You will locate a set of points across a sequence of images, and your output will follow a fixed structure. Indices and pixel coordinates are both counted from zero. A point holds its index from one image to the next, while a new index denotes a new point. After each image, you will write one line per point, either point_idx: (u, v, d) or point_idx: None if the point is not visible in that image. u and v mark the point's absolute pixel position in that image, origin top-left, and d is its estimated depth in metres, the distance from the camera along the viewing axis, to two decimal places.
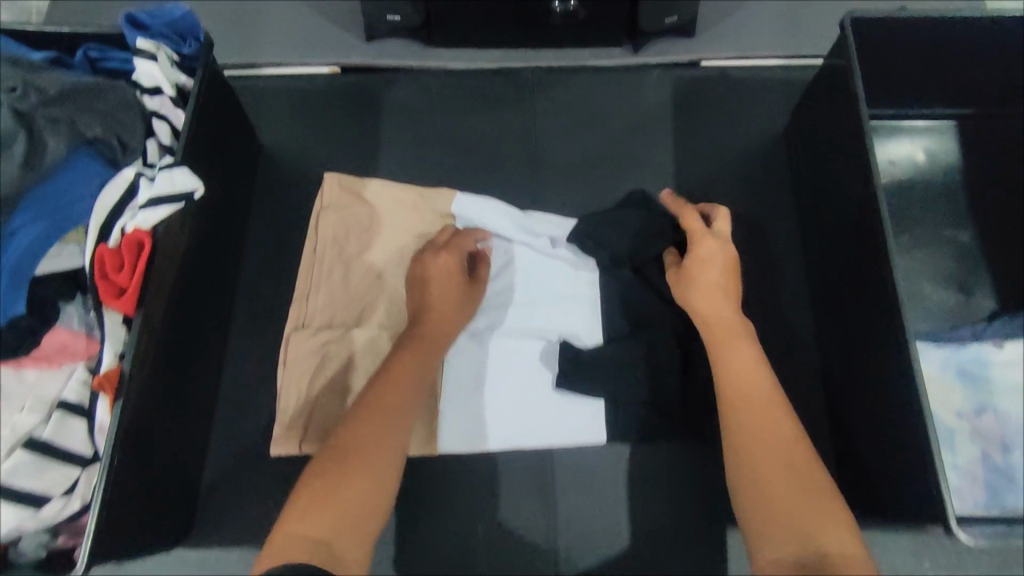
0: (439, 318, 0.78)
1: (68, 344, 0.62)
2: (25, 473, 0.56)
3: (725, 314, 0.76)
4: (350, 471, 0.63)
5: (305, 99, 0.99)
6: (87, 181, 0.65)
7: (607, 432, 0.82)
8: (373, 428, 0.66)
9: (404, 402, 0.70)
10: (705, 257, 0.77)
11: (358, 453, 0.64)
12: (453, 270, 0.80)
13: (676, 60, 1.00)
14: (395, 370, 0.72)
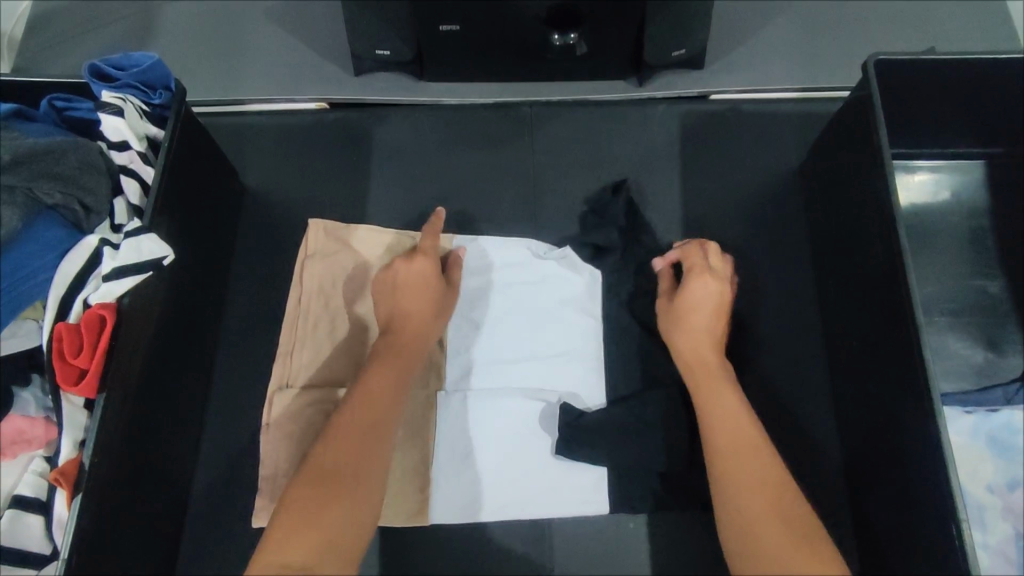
0: (412, 323, 0.73)
1: (23, 430, 0.58)
2: None
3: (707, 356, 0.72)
4: (327, 493, 0.58)
5: (291, 138, 0.94)
6: (46, 251, 0.60)
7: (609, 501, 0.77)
8: (344, 444, 0.61)
9: (383, 413, 0.65)
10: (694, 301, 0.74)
11: (334, 474, 0.59)
12: (428, 276, 0.75)
13: (683, 94, 0.95)
14: (366, 383, 0.67)
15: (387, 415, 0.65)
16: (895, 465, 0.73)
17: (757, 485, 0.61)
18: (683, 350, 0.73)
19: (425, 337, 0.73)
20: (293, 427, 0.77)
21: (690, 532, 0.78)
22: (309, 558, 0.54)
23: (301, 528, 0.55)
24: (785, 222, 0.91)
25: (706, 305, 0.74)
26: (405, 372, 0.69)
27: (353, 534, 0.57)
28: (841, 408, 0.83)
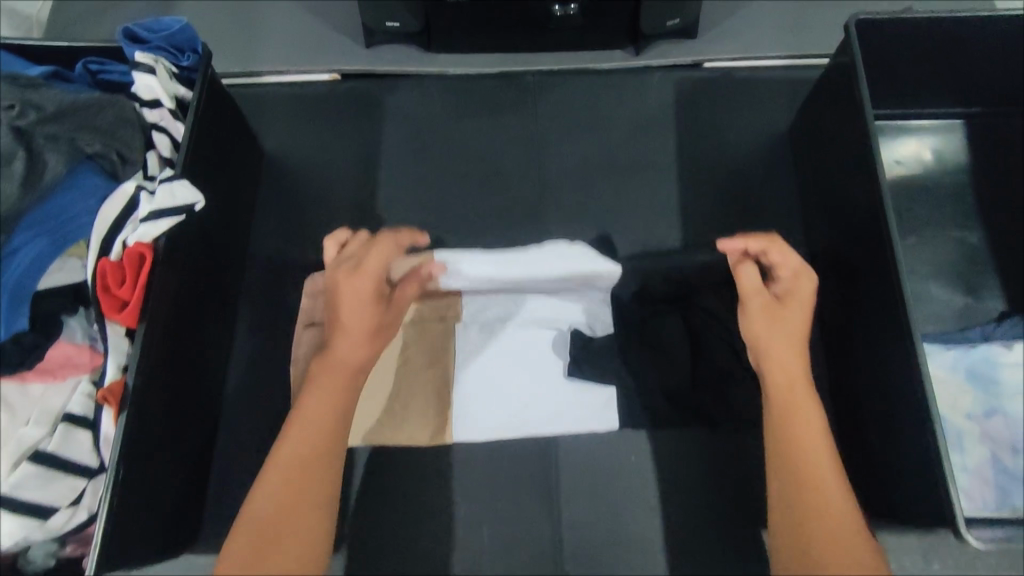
0: (347, 345, 0.68)
1: (72, 357, 0.62)
2: (33, 484, 0.56)
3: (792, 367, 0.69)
4: (269, 546, 0.60)
5: (305, 107, 0.98)
6: (88, 196, 0.64)
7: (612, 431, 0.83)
8: (278, 497, 0.62)
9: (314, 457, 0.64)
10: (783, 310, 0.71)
11: (266, 530, 0.61)
12: (367, 294, 0.68)
13: (678, 62, 1.00)
14: (298, 420, 0.65)
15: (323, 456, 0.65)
16: (877, 400, 0.77)
17: (822, 517, 0.62)
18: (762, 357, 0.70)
19: (363, 362, 0.68)
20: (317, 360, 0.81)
21: (689, 467, 0.82)
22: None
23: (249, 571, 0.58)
24: (776, 181, 0.95)
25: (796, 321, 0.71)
26: (338, 404, 0.67)
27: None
28: (830, 354, 0.88)
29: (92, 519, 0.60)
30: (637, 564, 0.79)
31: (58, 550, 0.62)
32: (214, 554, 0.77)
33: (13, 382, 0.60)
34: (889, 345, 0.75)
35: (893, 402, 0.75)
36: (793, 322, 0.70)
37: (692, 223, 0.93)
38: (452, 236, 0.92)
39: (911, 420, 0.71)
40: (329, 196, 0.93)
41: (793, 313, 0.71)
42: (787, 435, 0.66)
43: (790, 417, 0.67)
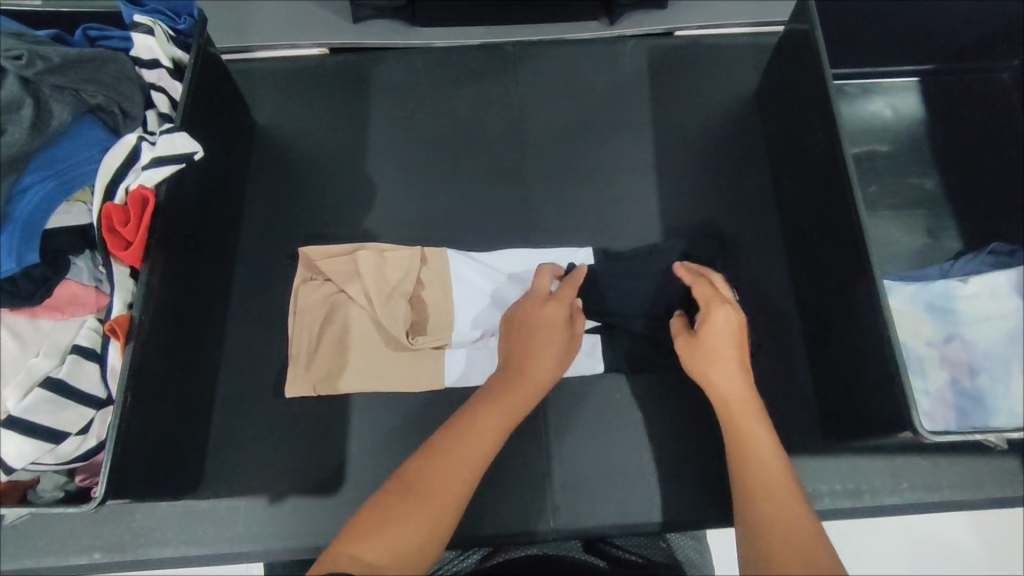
0: (541, 364, 0.75)
1: (79, 296, 0.65)
2: (44, 410, 0.59)
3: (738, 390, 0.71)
4: (413, 505, 0.61)
5: (295, 80, 1.02)
6: (91, 145, 0.68)
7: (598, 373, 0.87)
8: (438, 464, 0.65)
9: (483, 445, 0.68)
10: (720, 329, 0.73)
11: (421, 490, 0.63)
12: (560, 323, 0.77)
13: (651, 30, 1.05)
14: (496, 406, 0.71)
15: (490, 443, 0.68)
16: (841, 329, 0.80)
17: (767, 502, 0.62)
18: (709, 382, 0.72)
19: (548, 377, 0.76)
20: (320, 306, 0.85)
21: (671, 404, 0.86)
22: (381, 559, 0.57)
23: (384, 527, 0.59)
24: (748, 140, 1.00)
25: (728, 337, 0.72)
26: (517, 403, 0.72)
27: (424, 548, 0.59)
28: (801, 296, 0.90)
29: (101, 445, 0.63)
30: (625, 496, 0.83)
31: (65, 483, 0.64)
32: (215, 498, 0.79)
33: (22, 316, 0.63)
34: (847, 275, 0.78)
35: (854, 328, 0.77)
36: (718, 353, 0.72)
37: (669, 179, 0.97)
38: (442, 196, 0.95)
39: (864, 343, 0.75)
40: (320, 161, 0.96)
41: (706, 346, 0.73)
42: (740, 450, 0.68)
43: (740, 438, 0.68)
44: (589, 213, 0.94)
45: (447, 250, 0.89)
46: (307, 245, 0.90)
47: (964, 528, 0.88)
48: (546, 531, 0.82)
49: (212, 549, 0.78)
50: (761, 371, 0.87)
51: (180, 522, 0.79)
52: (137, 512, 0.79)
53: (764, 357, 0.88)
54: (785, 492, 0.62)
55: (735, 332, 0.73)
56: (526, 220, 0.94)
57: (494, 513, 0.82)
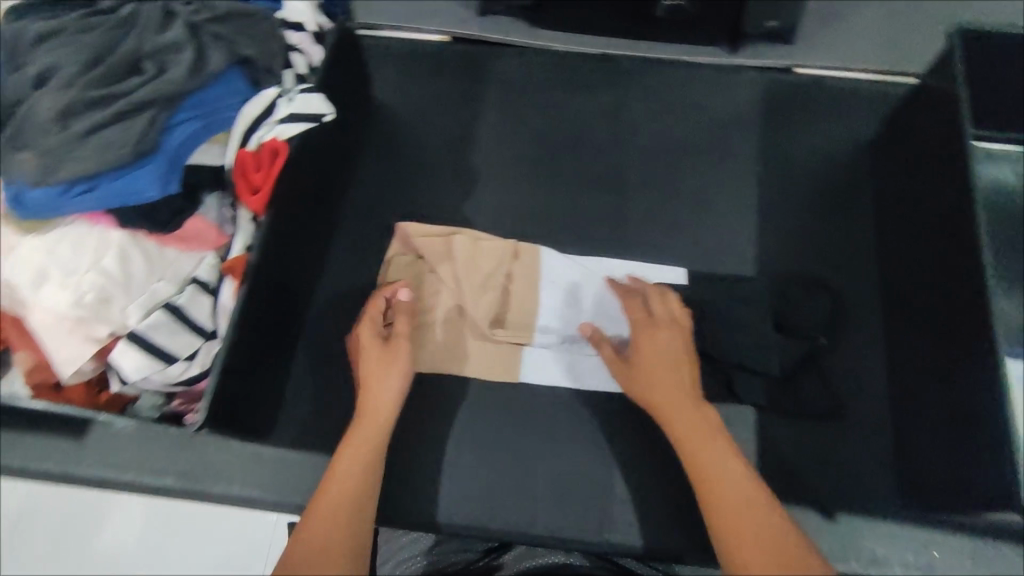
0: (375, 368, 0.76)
1: (202, 232, 0.67)
2: (162, 331, 0.62)
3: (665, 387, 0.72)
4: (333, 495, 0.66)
5: (414, 62, 1.04)
6: (235, 94, 0.71)
7: None
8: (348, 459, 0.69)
9: (360, 477, 0.68)
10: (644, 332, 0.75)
11: (316, 539, 0.61)
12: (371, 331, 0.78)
13: (772, 65, 1.03)
14: (350, 444, 0.71)
15: (366, 470, 0.69)
16: (958, 396, 0.77)
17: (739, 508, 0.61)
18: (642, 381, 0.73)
19: (387, 412, 0.74)
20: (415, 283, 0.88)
21: (743, 438, 0.84)
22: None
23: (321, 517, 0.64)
24: (861, 185, 0.96)
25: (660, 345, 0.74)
26: (376, 427, 0.72)
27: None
28: (896, 352, 0.86)
29: (204, 374, 0.66)
30: (684, 524, 0.81)
31: (163, 404, 0.68)
32: (284, 448, 0.82)
33: (154, 242, 0.65)
34: (972, 339, 0.76)
35: (981, 399, 0.73)
36: (643, 352, 0.74)
37: (771, 215, 0.95)
38: (540, 195, 0.96)
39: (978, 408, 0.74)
40: (427, 143, 0.99)
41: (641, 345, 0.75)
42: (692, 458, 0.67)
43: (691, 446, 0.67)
44: (684, 236, 0.94)
45: (541, 247, 0.90)
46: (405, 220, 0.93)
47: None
48: (598, 542, 0.80)
49: (273, 495, 0.80)
50: (843, 423, 0.84)
51: (247, 464, 0.81)
52: (209, 448, 0.81)
53: (849, 409, 0.84)
54: (754, 501, 0.62)
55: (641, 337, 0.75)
56: (619, 232, 0.94)
57: (548, 515, 0.81)
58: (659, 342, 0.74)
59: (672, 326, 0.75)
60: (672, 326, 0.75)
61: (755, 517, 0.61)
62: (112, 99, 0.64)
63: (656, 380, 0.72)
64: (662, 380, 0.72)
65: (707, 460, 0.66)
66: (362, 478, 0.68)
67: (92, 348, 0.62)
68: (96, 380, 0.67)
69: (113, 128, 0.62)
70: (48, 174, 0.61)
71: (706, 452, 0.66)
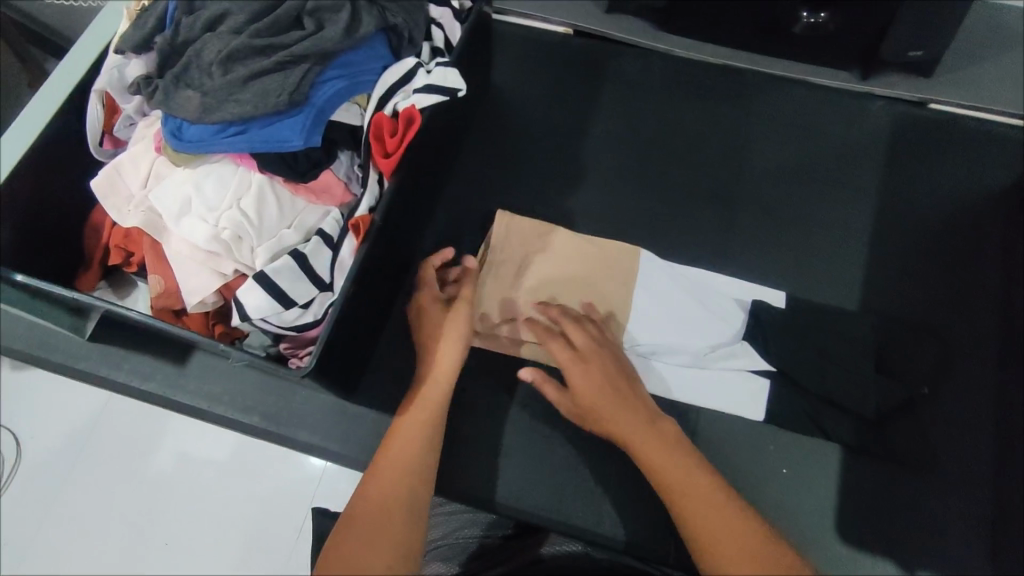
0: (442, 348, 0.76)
1: (331, 186, 0.69)
2: (286, 276, 0.64)
3: (617, 407, 0.73)
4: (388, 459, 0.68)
5: (535, 51, 1.05)
6: (379, 60, 0.73)
7: (759, 415, 0.83)
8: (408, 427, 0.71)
9: (421, 440, 0.70)
10: (583, 349, 0.77)
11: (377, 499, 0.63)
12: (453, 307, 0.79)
13: (905, 97, 0.98)
14: (412, 412, 0.72)
15: (425, 436, 0.71)
16: None
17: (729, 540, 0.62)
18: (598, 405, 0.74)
19: (451, 384, 0.75)
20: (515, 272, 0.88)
21: (824, 476, 0.81)
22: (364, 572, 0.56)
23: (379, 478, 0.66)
24: (986, 234, 0.91)
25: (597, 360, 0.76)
26: (436, 394, 0.74)
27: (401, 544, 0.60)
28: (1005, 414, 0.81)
29: (316, 322, 0.68)
30: None
31: (269, 345, 0.70)
32: (366, 407, 0.84)
33: (287, 190, 0.68)
34: None
35: None
36: (584, 369, 0.76)
37: (884, 252, 0.91)
38: (644, 198, 0.95)
39: None
40: (538, 131, 1.00)
41: (579, 363, 0.76)
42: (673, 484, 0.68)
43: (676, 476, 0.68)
44: (787, 260, 0.91)
45: (640, 250, 0.89)
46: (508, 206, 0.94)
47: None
48: (661, 554, 0.79)
49: (351, 452, 0.83)
50: (935, 478, 0.80)
51: (329, 415, 0.84)
52: (295, 395, 0.84)
53: (943, 464, 0.80)
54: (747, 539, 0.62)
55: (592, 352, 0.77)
56: (720, 246, 0.92)
57: (613, 517, 0.80)
58: (598, 358, 0.77)
59: (603, 351, 0.78)
60: (597, 354, 0.77)
61: (721, 525, 0.63)
62: (274, 49, 0.67)
63: (609, 415, 0.73)
64: (619, 415, 0.73)
65: (673, 470, 0.68)
66: (425, 441, 0.70)
67: (219, 283, 0.66)
68: (214, 313, 0.70)
69: (273, 76, 0.65)
70: (208, 113, 0.64)
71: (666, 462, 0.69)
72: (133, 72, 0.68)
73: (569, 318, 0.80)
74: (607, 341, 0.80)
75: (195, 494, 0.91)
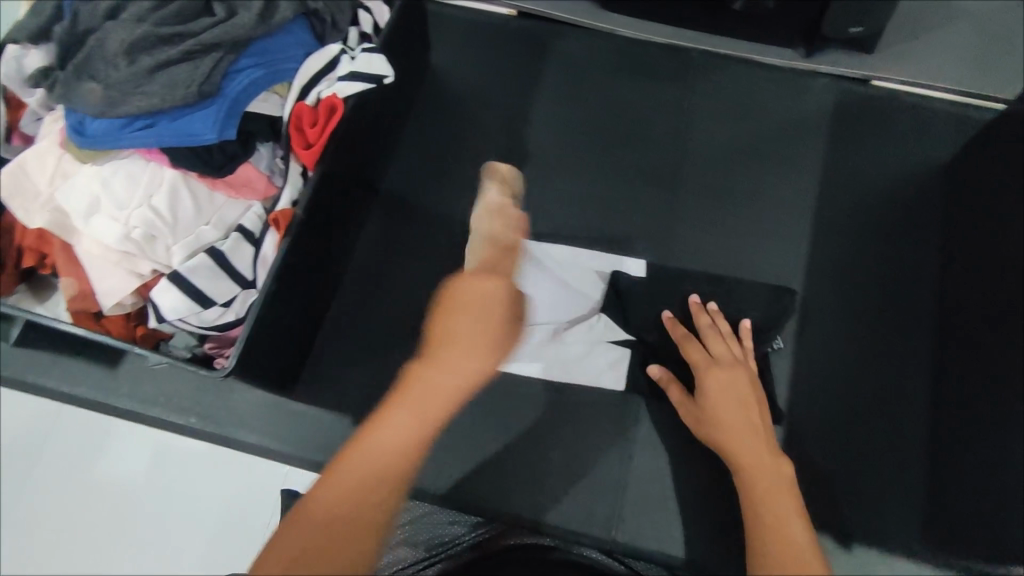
0: (459, 351, 0.56)
1: (252, 180, 0.67)
2: (203, 275, 0.63)
3: (737, 416, 0.70)
4: (349, 464, 0.51)
5: (477, 33, 1.02)
6: (300, 46, 0.70)
7: (620, 382, 0.84)
8: (383, 426, 0.52)
9: (403, 431, 0.52)
10: (722, 360, 0.76)
11: (326, 520, 0.49)
12: (494, 296, 0.63)
13: (847, 73, 0.98)
14: (410, 410, 0.53)
15: (409, 427, 0.52)
16: (995, 439, 0.72)
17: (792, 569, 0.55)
18: (717, 410, 0.72)
19: (467, 382, 0.55)
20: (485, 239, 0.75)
21: None
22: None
23: (337, 500, 0.50)
24: (928, 209, 0.91)
25: (738, 373, 0.74)
26: (440, 377, 0.54)
27: (337, 572, 0.47)
28: (943, 390, 0.81)
29: (238, 321, 0.66)
30: (695, 532, 0.78)
31: (195, 346, 0.68)
32: (307, 404, 0.83)
33: (204, 184, 0.66)
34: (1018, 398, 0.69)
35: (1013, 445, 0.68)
36: (719, 379, 0.74)
37: (828, 229, 0.91)
38: (588, 182, 0.93)
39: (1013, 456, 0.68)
40: (480, 117, 0.97)
41: (717, 374, 0.74)
42: (764, 505, 0.63)
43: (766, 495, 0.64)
44: (730, 240, 0.90)
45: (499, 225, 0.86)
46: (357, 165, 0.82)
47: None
48: (605, 540, 0.78)
49: (291, 449, 0.81)
50: (873, 453, 0.80)
51: (269, 414, 0.82)
52: (234, 394, 0.83)
53: (882, 439, 0.81)
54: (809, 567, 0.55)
55: (741, 369, 0.75)
56: (665, 229, 0.91)
57: (558, 504, 0.80)
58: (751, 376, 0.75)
59: (741, 364, 0.76)
60: (734, 365, 0.75)
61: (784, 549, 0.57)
62: (182, 37, 0.64)
63: (728, 424, 0.70)
64: (733, 421, 0.70)
65: (763, 488, 0.64)
66: (406, 433, 0.52)
67: (135, 283, 0.64)
68: (135, 313, 0.68)
69: (181, 67, 0.62)
70: (112, 106, 0.61)
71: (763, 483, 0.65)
72: (32, 64, 0.65)
73: (712, 332, 0.79)
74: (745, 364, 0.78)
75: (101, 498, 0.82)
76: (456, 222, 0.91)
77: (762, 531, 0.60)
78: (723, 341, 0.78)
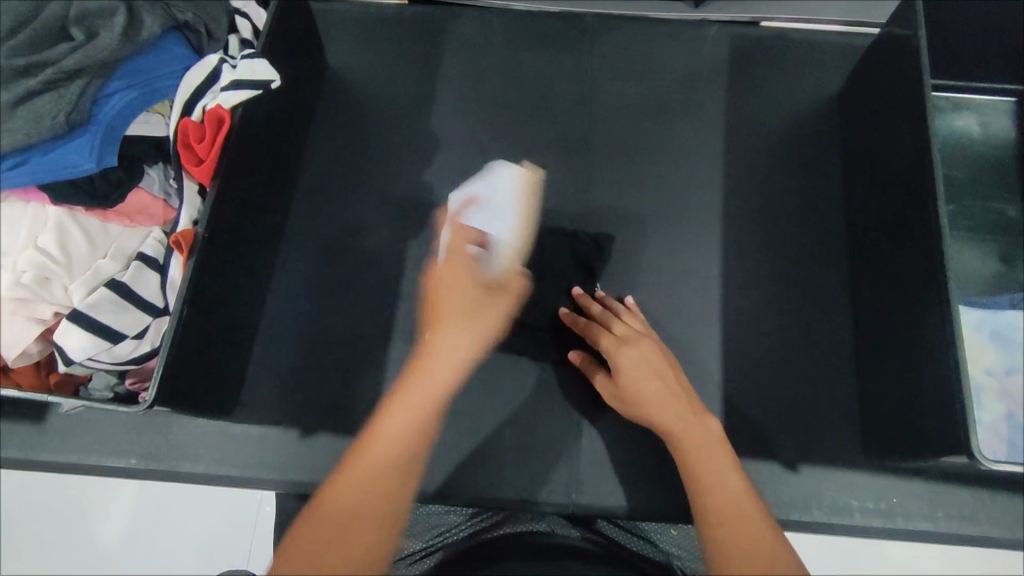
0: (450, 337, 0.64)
1: (148, 207, 0.66)
2: (107, 309, 0.61)
3: (652, 388, 0.69)
4: (351, 482, 0.53)
5: (369, 26, 1.01)
6: (175, 61, 0.67)
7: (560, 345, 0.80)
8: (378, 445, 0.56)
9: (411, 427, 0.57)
10: (626, 335, 0.74)
11: (332, 537, 0.50)
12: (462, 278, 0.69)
13: (736, 18, 1.00)
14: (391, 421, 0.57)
15: (417, 414, 0.58)
16: (909, 344, 0.75)
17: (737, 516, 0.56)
18: (637, 383, 0.70)
19: (446, 373, 0.61)
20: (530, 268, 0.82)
21: (708, 396, 0.84)
22: None
23: (348, 520, 0.51)
24: (825, 140, 0.95)
25: (648, 351, 0.72)
26: (436, 389, 0.60)
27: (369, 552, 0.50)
28: (861, 307, 0.85)
29: (154, 351, 0.66)
30: (650, 480, 0.81)
31: (116, 384, 0.68)
32: (250, 424, 0.81)
33: (94, 218, 0.63)
34: (925, 302, 0.72)
35: (923, 347, 0.72)
36: (628, 358, 0.72)
37: (737, 171, 0.93)
38: (501, 160, 0.94)
39: (924, 357, 0.72)
40: (383, 110, 0.96)
41: (626, 354, 0.72)
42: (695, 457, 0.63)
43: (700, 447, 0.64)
44: (647, 195, 0.92)
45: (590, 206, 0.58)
46: (261, 171, 0.80)
47: (1007, 568, 0.83)
48: (566, 504, 0.80)
49: (239, 473, 0.80)
50: (805, 376, 0.84)
51: (213, 441, 0.81)
52: (173, 427, 0.81)
53: (811, 362, 0.85)
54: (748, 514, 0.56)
55: (647, 340, 0.74)
56: (583, 194, 0.92)
57: (515, 477, 0.81)
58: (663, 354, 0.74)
59: (644, 337, 0.75)
60: (640, 337, 0.74)
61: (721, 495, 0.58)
62: (40, 68, 0.61)
63: (651, 399, 0.69)
64: (652, 396, 0.69)
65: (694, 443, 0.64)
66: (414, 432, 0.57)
67: (37, 330, 0.61)
68: (45, 361, 0.66)
69: (44, 97, 0.60)
70: None
71: (698, 446, 0.64)
72: None
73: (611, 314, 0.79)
74: (649, 333, 0.77)
75: (71, 549, 0.82)
76: (374, 219, 0.90)
77: (705, 492, 0.59)
78: (627, 321, 0.77)
